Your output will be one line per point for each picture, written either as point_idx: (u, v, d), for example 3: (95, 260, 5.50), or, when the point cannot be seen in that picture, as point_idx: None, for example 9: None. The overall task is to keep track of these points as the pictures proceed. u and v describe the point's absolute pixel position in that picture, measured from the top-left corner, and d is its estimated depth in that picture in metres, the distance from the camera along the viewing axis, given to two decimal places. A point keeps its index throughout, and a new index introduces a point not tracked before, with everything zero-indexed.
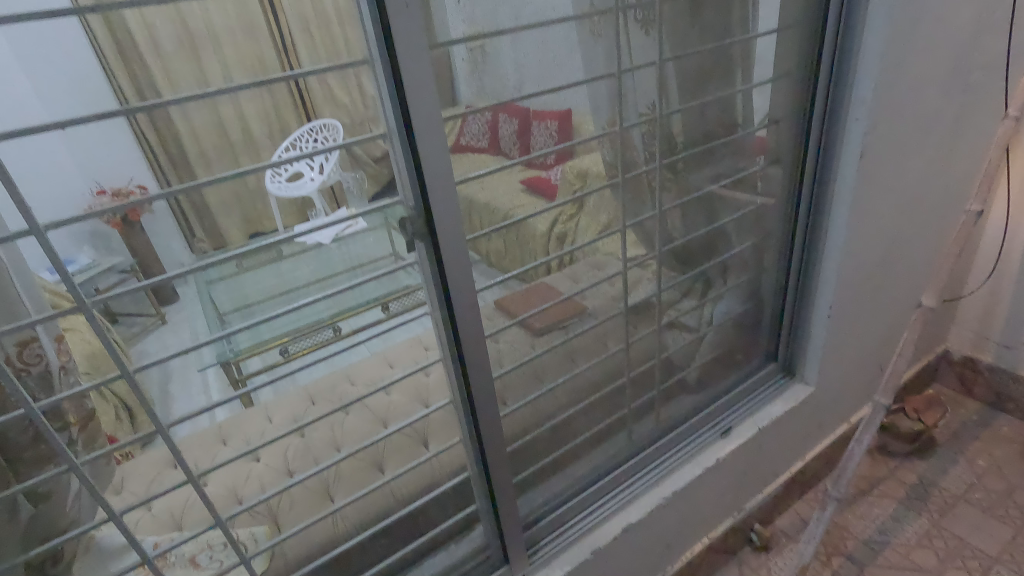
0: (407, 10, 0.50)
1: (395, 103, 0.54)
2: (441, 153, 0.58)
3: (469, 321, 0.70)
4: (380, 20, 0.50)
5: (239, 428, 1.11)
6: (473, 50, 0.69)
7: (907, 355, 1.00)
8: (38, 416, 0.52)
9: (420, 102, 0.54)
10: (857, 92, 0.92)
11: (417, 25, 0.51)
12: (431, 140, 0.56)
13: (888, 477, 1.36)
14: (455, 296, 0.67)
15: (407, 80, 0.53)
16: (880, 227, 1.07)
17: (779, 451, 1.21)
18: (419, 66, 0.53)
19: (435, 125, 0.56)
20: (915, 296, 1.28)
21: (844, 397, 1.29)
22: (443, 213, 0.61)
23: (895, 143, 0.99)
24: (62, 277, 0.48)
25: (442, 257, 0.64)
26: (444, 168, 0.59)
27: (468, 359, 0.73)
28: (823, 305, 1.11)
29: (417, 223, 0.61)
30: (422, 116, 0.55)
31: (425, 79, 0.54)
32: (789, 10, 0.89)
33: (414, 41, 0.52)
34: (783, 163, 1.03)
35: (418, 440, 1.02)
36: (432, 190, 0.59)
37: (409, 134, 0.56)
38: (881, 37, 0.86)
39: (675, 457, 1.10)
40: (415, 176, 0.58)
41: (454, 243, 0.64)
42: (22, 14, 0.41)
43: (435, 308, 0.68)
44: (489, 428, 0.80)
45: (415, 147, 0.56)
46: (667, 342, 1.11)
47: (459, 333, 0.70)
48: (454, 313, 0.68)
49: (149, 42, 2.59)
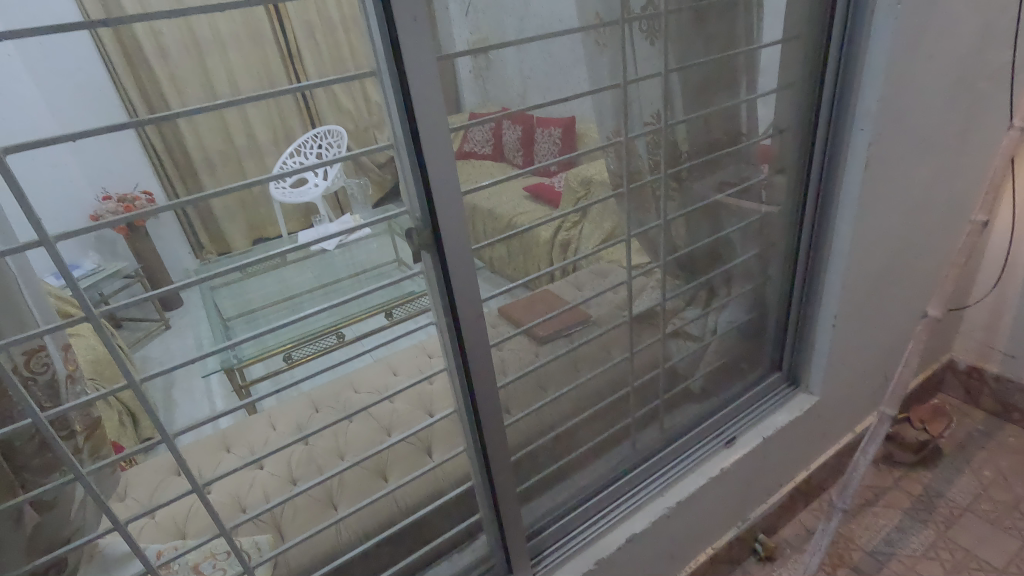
0: (414, 24, 0.50)
1: (402, 115, 0.54)
2: (448, 165, 0.58)
3: (474, 331, 0.70)
4: (388, 32, 0.50)
5: (243, 435, 1.11)
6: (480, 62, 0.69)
7: (913, 367, 1.00)
8: (45, 425, 0.52)
9: (426, 114, 0.54)
10: (862, 102, 0.92)
11: (424, 38, 0.51)
12: (437, 151, 0.57)
13: (893, 487, 1.35)
14: (461, 306, 0.67)
15: (414, 91, 0.53)
16: (885, 236, 1.07)
17: (784, 461, 1.21)
18: (426, 78, 0.53)
19: (442, 137, 0.56)
20: (921, 305, 1.28)
21: (850, 406, 1.29)
22: (449, 224, 0.61)
23: (900, 154, 0.99)
24: (70, 287, 0.48)
25: (448, 268, 0.64)
26: (450, 179, 0.59)
27: (472, 369, 0.73)
28: (827, 314, 1.11)
29: (423, 234, 0.61)
30: (429, 128, 0.55)
31: (432, 92, 0.54)
32: (793, 21, 0.89)
33: (421, 55, 0.52)
34: (788, 173, 1.03)
35: (421, 449, 1.01)
36: (438, 201, 0.59)
37: (415, 144, 0.56)
38: (886, 48, 0.87)
39: (679, 466, 1.09)
40: (421, 186, 0.58)
41: (460, 254, 0.64)
42: (33, 28, 0.42)
43: (440, 318, 0.68)
44: (493, 437, 0.80)
45: (421, 158, 0.56)
46: (671, 351, 1.11)
47: (464, 343, 0.70)
48: (460, 322, 0.69)
49: (157, 49, 2.61)
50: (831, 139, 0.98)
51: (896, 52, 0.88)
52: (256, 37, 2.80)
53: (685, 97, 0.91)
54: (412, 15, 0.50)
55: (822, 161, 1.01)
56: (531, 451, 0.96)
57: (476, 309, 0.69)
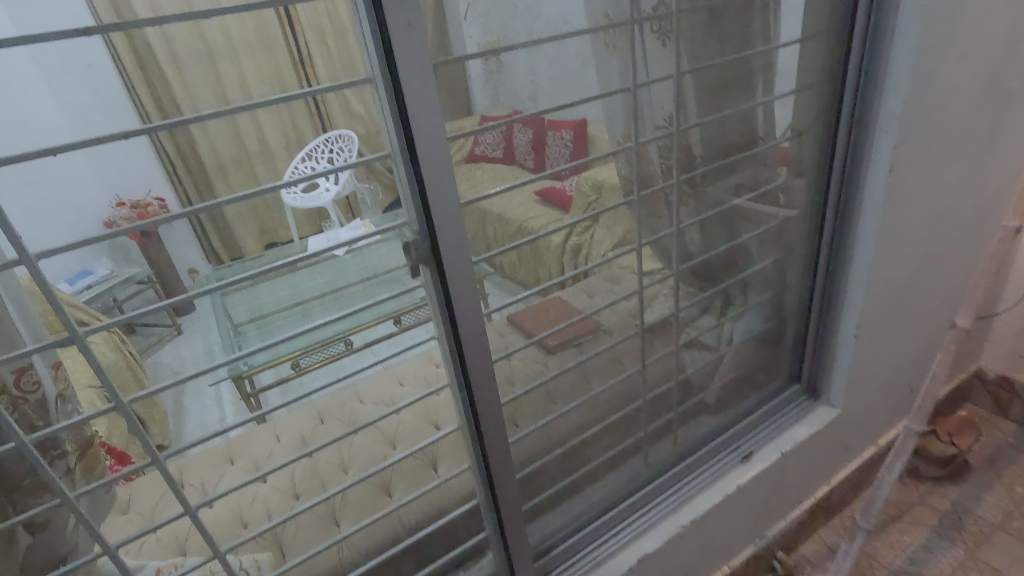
0: (408, 29, 0.47)
1: (398, 124, 0.51)
2: (447, 177, 0.55)
3: (478, 346, 0.68)
4: (381, 36, 0.47)
5: (247, 446, 1.09)
6: (489, 61, 0.67)
7: (940, 381, 0.95)
8: (29, 450, 0.51)
9: (422, 123, 0.51)
10: (887, 103, 0.88)
11: (419, 44, 0.49)
12: (435, 162, 0.54)
13: (919, 503, 1.29)
14: (463, 322, 0.65)
15: (409, 99, 0.50)
16: (910, 243, 1.02)
17: (804, 476, 1.16)
18: (422, 86, 0.50)
19: (439, 148, 0.54)
20: (948, 314, 1.22)
21: (873, 419, 1.24)
22: (449, 238, 0.59)
23: (926, 157, 0.94)
24: (54, 307, 0.46)
25: (449, 284, 0.61)
26: (449, 191, 0.56)
27: (476, 386, 0.70)
28: (849, 324, 1.07)
29: (422, 248, 0.58)
30: (425, 137, 0.52)
31: (429, 100, 0.51)
32: (813, 19, 0.85)
33: (416, 62, 0.49)
34: (806, 177, 0.99)
35: (426, 464, 0.99)
36: (438, 214, 0.56)
37: (412, 155, 0.53)
38: (913, 46, 0.82)
39: (694, 483, 1.05)
40: (419, 198, 0.56)
41: (461, 268, 0.61)
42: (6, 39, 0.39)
43: (441, 333, 0.66)
44: (498, 456, 0.77)
45: (417, 169, 0.53)
46: (684, 363, 1.07)
47: (467, 360, 0.68)
48: (463, 339, 0.66)
49: (169, 55, 2.63)
50: (853, 142, 0.94)
51: (923, 50, 0.83)
52: (267, 42, 2.81)
53: (698, 101, 0.88)
54: (406, 19, 0.47)
55: (843, 165, 0.96)
56: (539, 465, 0.93)
57: (479, 324, 0.66)
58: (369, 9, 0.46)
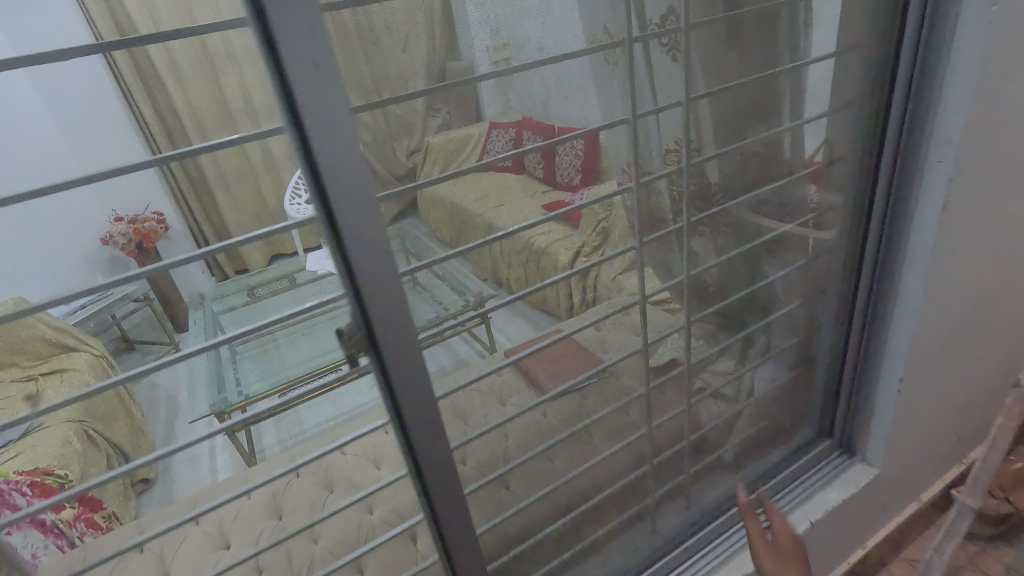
0: (314, 74, 0.36)
1: (314, 195, 0.40)
2: (386, 251, 0.45)
3: (437, 438, 0.57)
4: (282, 90, 0.36)
5: (215, 504, 1.01)
6: (498, 60, 0.59)
7: (1000, 451, 0.81)
8: None
9: (346, 193, 0.40)
10: (937, 129, 0.74)
11: (336, 94, 0.37)
12: (368, 237, 0.43)
13: (966, 568, 1.15)
14: (414, 414, 0.54)
15: (325, 166, 0.39)
16: (965, 284, 0.88)
17: (834, 544, 1.03)
18: (343, 147, 0.39)
19: (382, 218, 0.43)
20: (1004, 357, 1.07)
21: (915, 476, 1.10)
22: (392, 322, 0.48)
23: (986, 188, 0.80)
24: None
25: (403, 373, 0.51)
26: (387, 269, 0.45)
27: (445, 480, 0.60)
28: (891, 377, 0.93)
29: (356, 338, 0.48)
30: (350, 211, 0.41)
31: (354, 164, 0.40)
32: (849, 32, 0.73)
33: (334, 117, 0.38)
34: (840, 212, 0.86)
35: (405, 534, 0.89)
36: (373, 298, 0.45)
37: (335, 232, 0.42)
38: (976, 61, 0.68)
39: (707, 555, 0.94)
40: (348, 282, 0.44)
41: (410, 354, 0.50)
42: None
43: (391, 424, 0.55)
44: (476, 551, 0.66)
45: (342, 246, 0.42)
46: (698, 419, 0.95)
47: (432, 453, 0.57)
48: (411, 433, 0.55)
49: (170, 67, 2.59)
50: (895, 173, 0.80)
51: (989, 65, 0.69)
52: None
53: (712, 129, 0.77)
54: (311, 61, 0.36)
55: (883, 199, 0.83)
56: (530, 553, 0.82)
57: (438, 412, 0.56)
58: (264, 55, 0.35)
